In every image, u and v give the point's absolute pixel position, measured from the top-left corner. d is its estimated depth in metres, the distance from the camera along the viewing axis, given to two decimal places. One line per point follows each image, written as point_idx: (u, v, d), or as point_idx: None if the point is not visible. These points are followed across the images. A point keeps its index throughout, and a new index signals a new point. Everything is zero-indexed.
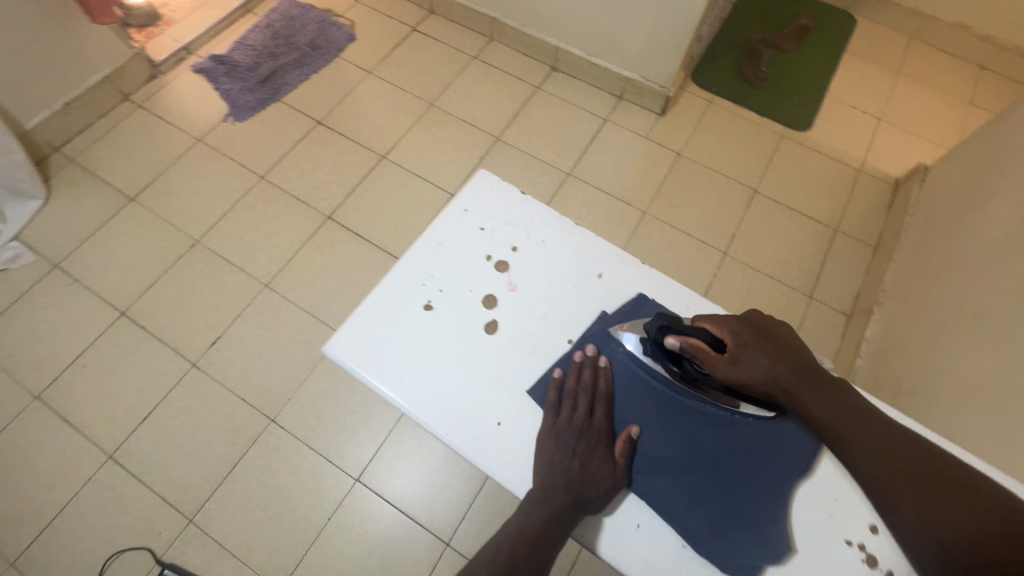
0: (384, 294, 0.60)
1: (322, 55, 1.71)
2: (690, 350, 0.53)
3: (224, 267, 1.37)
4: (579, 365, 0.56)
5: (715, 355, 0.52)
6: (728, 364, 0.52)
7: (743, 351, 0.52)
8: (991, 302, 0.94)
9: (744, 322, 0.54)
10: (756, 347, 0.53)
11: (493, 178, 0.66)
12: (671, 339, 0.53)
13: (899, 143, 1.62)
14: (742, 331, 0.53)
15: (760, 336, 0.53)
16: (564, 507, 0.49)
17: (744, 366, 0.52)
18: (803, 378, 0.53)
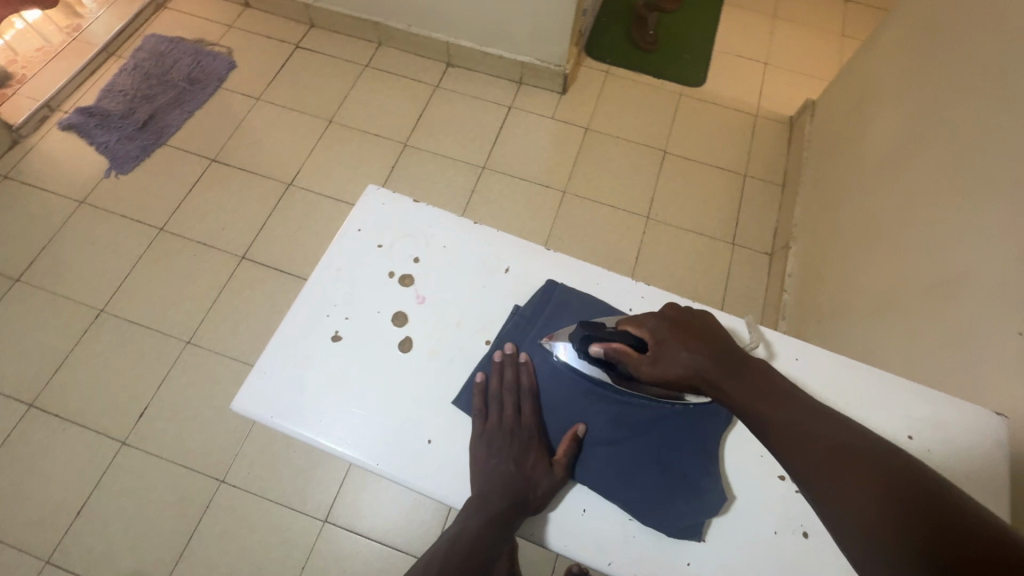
0: (288, 335, 0.56)
1: (203, 89, 1.60)
2: (614, 354, 0.51)
3: (138, 332, 1.28)
4: (500, 365, 0.55)
5: (637, 357, 0.50)
6: (649, 365, 0.49)
7: (663, 348, 0.50)
8: (883, 219, 1.00)
9: (662, 319, 0.52)
10: (674, 341, 0.50)
11: (382, 192, 0.64)
12: (594, 348, 0.52)
13: (786, 83, 1.71)
14: (660, 329, 0.51)
15: (680, 331, 0.51)
16: (503, 511, 0.48)
17: (665, 361, 0.49)
18: (724, 367, 0.48)
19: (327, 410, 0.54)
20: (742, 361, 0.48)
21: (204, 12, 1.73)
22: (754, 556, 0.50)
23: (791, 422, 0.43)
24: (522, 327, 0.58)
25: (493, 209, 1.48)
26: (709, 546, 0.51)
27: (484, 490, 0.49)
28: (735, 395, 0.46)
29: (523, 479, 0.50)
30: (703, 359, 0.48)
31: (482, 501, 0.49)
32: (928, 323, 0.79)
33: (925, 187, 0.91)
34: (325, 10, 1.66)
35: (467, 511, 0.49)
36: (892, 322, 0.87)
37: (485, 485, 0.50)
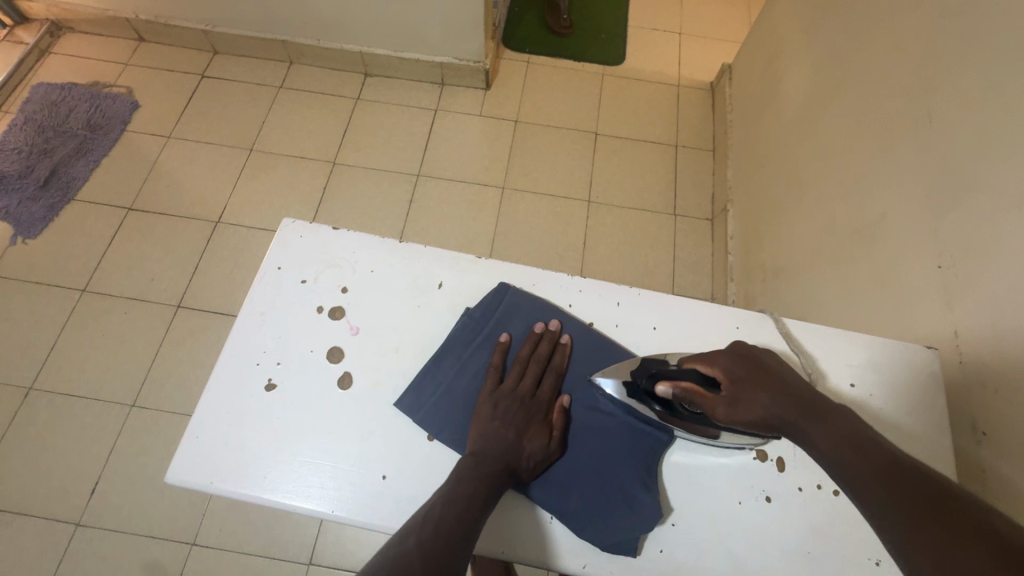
0: (218, 391, 0.53)
1: (107, 134, 1.50)
2: (683, 395, 0.50)
3: (75, 404, 1.19)
4: (537, 336, 0.57)
5: (711, 398, 0.49)
6: (728, 408, 0.48)
7: (740, 388, 0.49)
8: (806, 172, 1.04)
9: (737, 356, 0.51)
10: (753, 384, 0.48)
11: (298, 225, 0.61)
12: (662, 387, 0.51)
13: (702, 50, 1.74)
14: (734, 366, 0.50)
15: (757, 368, 0.50)
16: (495, 473, 0.48)
17: (744, 401, 0.48)
18: (796, 404, 0.46)
19: (275, 463, 0.51)
20: (819, 398, 0.46)
21: (95, 52, 1.62)
22: (723, 531, 0.51)
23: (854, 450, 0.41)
24: (469, 334, 0.57)
25: (435, 216, 1.45)
26: (678, 528, 0.51)
27: (459, 479, 0.48)
28: (813, 435, 0.44)
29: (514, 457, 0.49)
30: (780, 400, 0.47)
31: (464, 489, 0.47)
32: (859, 267, 0.82)
33: (839, 136, 0.94)
34: (227, 34, 1.58)
35: (433, 509, 0.45)
36: (827, 271, 0.90)
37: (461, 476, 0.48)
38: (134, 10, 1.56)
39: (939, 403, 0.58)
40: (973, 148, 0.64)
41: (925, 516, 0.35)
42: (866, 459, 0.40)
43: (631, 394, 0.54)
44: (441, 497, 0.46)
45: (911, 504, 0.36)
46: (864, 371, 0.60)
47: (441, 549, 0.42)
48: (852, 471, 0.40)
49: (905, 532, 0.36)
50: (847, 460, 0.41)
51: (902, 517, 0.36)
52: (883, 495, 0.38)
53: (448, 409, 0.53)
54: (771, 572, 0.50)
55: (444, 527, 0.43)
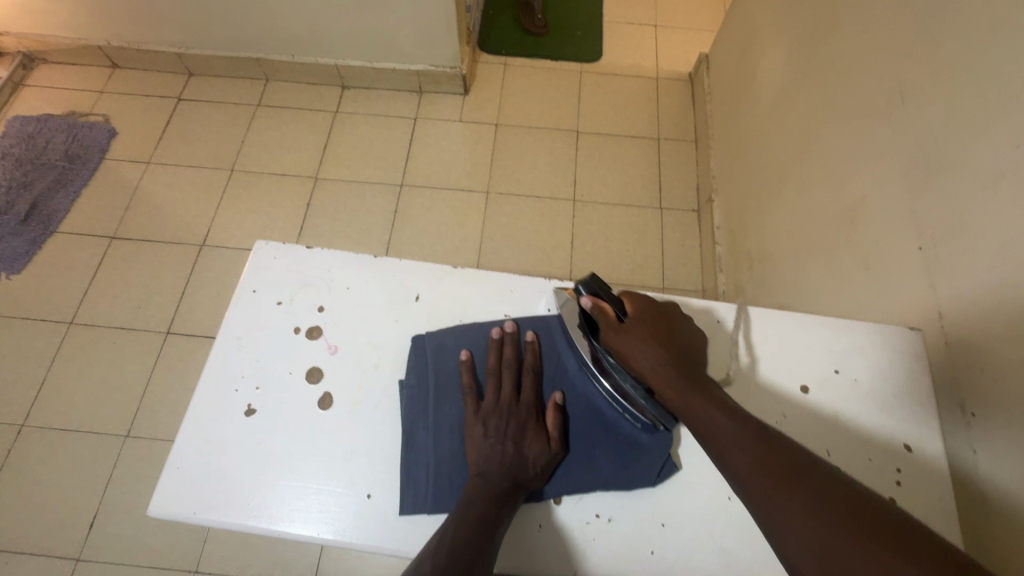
0: (197, 420, 0.52)
1: (85, 163, 1.49)
2: (596, 312, 0.54)
3: (69, 438, 1.18)
4: (497, 342, 0.56)
5: (611, 320, 0.53)
6: (617, 331, 0.52)
7: (637, 326, 0.52)
8: (785, 157, 1.03)
9: (654, 306, 0.55)
10: (650, 329, 0.52)
11: (273, 245, 0.60)
12: (584, 300, 0.55)
13: (679, 41, 1.74)
14: (644, 312, 0.54)
15: (662, 320, 0.53)
16: (504, 492, 0.47)
17: (634, 335, 0.51)
18: (679, 370, 0.49)
19: (258, 489, 0.50)
20: (702, 375, 0.50)
21: (69, 82, 1.61)
22: (719, 528, 0.50)
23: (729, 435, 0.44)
24: (438, 354, 0.55)
25: (421, 225, 1.44)
26: (673, 530, 0.50)
27: (466, 500, 0.47)
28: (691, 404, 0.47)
29: (511, 464, 0.49)
30: (664, 354, 0.50)
31: (473, 510, 0.46)
32: (842, 250, 0.81)
33: (816, 120, 0.93)
34: (201, 56, 1.57)
35: (447, 532, 0.44)
36: (811, 256, 0.90)
37: (467, 498, 0.47)
38: (107, 37, 1.56)
39: (924, 383, 0.58)
40: (945, 125, 0.64)
41: (791, 485, 0.40)
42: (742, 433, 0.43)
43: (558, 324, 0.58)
44: (450, 522, 0.45)
45: (782, 478, 0.40)
46: (846, 354, 0.60)
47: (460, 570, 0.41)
48: (728, 447, 0.43)
49: (773, 494, 0.40)
50: (722, 432, 0.44)
51: (775, 485, 0.40)
52: (764, 479, 0.41)
53: (442, 428, 0.53)
54: (768, 567, 0.49)
55: (457, 548, 0.43)
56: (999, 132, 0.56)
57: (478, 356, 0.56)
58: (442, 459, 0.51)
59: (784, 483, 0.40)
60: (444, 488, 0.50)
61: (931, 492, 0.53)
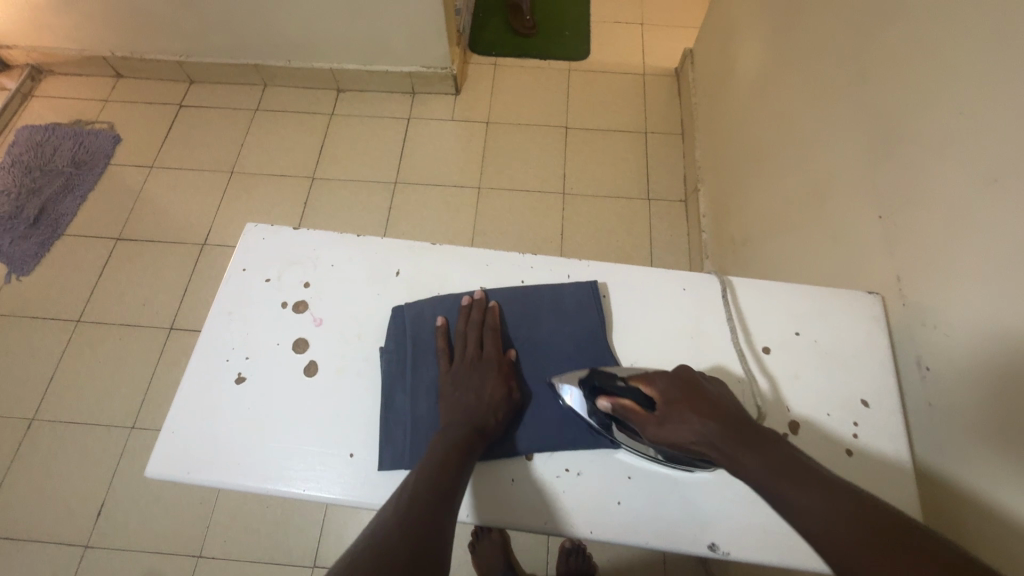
0: (191, 388, 0.56)
1: (91, 169, 1.54)
2: (622, 411, 0.50)
3: (77, 431, 1.22)
4: (466, 309, 0.59)
5: (644, 415, 0.49)
6: (656, 425, 0.48)
7: (671, 409, 0.47)
8: (763, 142, 1.06)
9: (676, 378, 0.50)
10: (683, 406, 0.47)
11: (261, 227, 0.64)
12: (602, 403, 0.51)
13: (665, 38, 1.78)
14: (669, 390, 0.49)
15: (690, 388, 0.49)
16: (463, 437, 0.50)
17: (673, 420, 0.47)
18: (734, 437, 0.44)
19: (248, 450, 0.53)
20: (755, 428, 0.45)
21: (76, 92, 1.67)
22: (681, 480, 0.53)
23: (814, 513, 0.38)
24: (415, 320, 0.59)
25: (415, 221, 1.48)
26: (637, 481, 0.53)
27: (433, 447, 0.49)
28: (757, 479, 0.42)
29: (472, 416, 0.52)
30: (712, 427, 0.45)
31: (437, 454, 0.48)
32: (813, 227, 0.84)
33: (789, 104, 0.96)
34: (201, 63, 1.63)
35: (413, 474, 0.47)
36: (787, 235, 0.92)
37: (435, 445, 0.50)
38: (110, 48, 1.61)
39: (882, 342, 0.61)
40: (900, 99, 0.67)
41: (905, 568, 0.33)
42: (811, 501, 0.39)
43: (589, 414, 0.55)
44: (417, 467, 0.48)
45: (861, 548, 0.35)
46: (806, 317, 0.62)
47: (423, 506, 0.43)
48: (807, 519, 0.38)
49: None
50: (794, 502, 0.39)
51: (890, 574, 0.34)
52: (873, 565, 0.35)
53: (419, 387, 0.56)
54: (730, 516, 0.52)
55: (419, 487, 0.45)
56: (947, 101, 0.59)
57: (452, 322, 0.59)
58: (418, 417, 0.54)
59: (862, 557, 0.35)
60: (419, 441, 0.53)
61: (889, 443, 0.55)
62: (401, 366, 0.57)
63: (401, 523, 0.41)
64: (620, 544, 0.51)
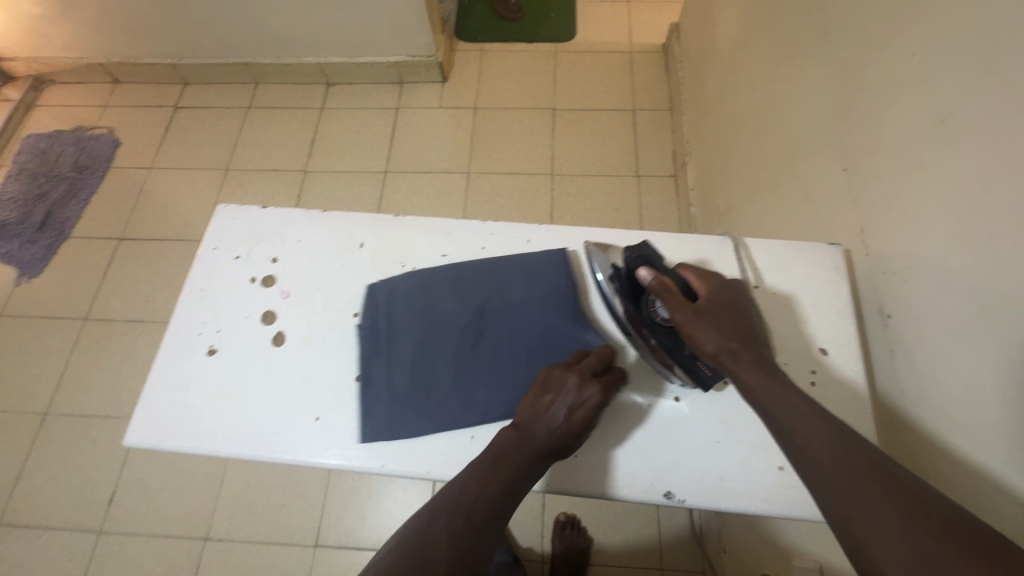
0: (165, 361, 0.58)
1: (93, 173, 1.59)
2: (660, 286, 0.52)
3: (88, 423, 1.27)
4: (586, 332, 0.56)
5: (682, 301, 0.50)
6: (691, 312, 0.49)
7: (712, 309, 0.50)
8: (742, 108, 1.05)
9: (729, 290, 0.53)
10: (726, 312, 0.50)
11: (230, 208, 0.66)
12: (643, 272, 0.53)
13: (651, 14, 1.76)
14: (718, 295, 0.52)
15: (736, 306, 0.52)
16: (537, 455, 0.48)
17: (708, 318, 0.49)
18: (753, 353, 0.47)
19: (219, 418, 0.55)
20: (774, 364, 0.48)
21: (77, 100, 1.72)
22: (644, 430, 0.54)
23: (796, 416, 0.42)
24: (388, 299, 0.60)
25: (406, 209, 1.50)
26: (601, 435, 0.54)
27: (496, 455, 0.48)
28: (757, 390, 0.45)
29: (553, 437, 0.48)
30: (738, 339, 0.48)
31: (502, 472, 0.47)
32: (788, 187, 0.83)
33: (764, 68, 0.95)
34: (193, 64, 1.66)
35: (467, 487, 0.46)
36: (765, 198, 0.92)
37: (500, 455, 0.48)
38: (106, 54, 1.66)
39: (841, 293, 0.61)
40: (860, 48, 0.66)
41: (869, 479, 0.37)
42: (823, 432, 0.41)
43: (613, 275, 0.57)
44: (473, 478, 0.47)
45: (862, 479, 0.37)
46: (765, 273, 0.63)
47: (472, 532, 0.43)
48: (810, 441, 0.40)
49: (852, 482, 0.37)
50: (800, 424, 0.42)
51: (854, 476, 0.38)
52: (843, 467, 0.38)
53: (396, 361, 0.58)
54: (686, 466, 0.52)
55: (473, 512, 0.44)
56: (900, 47, 0.59)
57: (422, 297, 0.60)
58: (394, 390, 0.56)
59: (853, 477, 0.38)
60: (396, 414, 0.54)
61: (845, 390, 0.56)
62: (382, 342, 0.58)
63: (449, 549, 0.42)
64: (583, 494, 0.52)
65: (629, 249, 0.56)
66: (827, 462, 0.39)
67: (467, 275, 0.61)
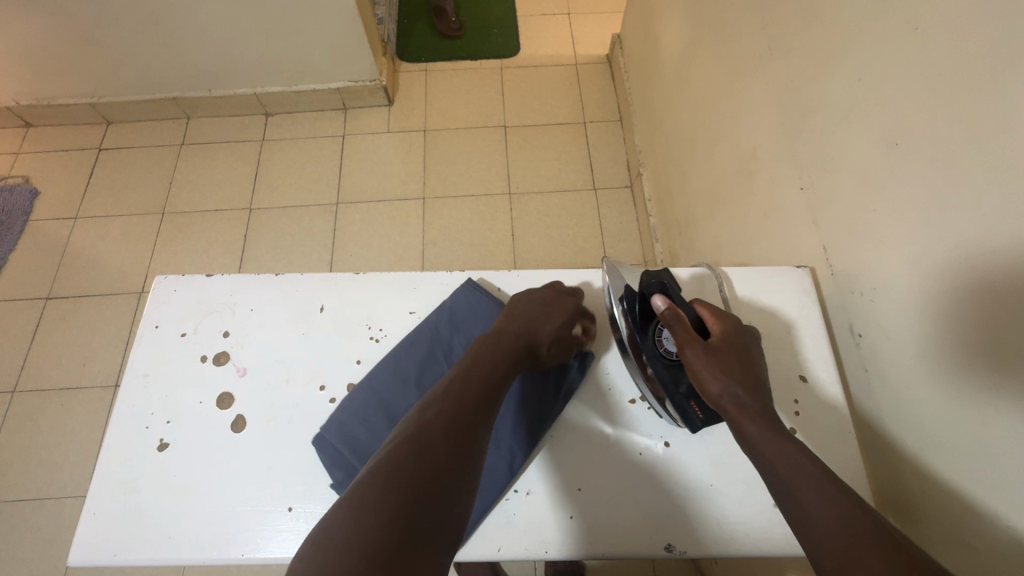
0: (110, 463, 0.52)
1: (9, 228, 1.44)
2: (674, 316, 0.51)
3: (26, 508, 1.15)
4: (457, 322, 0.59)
5: (692, 337, 0.50)
6: (700, 350, 0.49)
7: (723, 350, 0.49)
8: (692, 119, 1.07)
9: (741, 333, 0.52)
10: (735, 355, 0.49)
11: (170, 280, 0.61)
12: (659, 300, 0.52)
13: (592, 25, 1.77)
14: (730, 337, 0.51)
15: (747, 351, 0.51)
16: (517, 352, 0.53)
17: (717, 360, 0.49)
18: (760, 403, 0.46)
19: (177, 520, 0.50)
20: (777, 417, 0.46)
21: None
22: (633, 485, 0.53)
23: (800, 474, 0.41)
24: (363, 380, 0.55)
25: (362, 241, 1.44)
26: (588, 490, 0.53)
27: (477, 354, 0.52)
28: (760, 442, 0.44)
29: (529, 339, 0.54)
30: (743, 385, 0.47)
31: (483, 369, 0.50)
32: (746, 203, 0.85)
33: (710, 82, 0.97)
34: (115, 102, 1.54)
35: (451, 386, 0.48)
36: (724, 213, 0.94)
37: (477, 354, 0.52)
38: (13, 97, 1.51)
39: (812, 315, 0.63)
40: (806, 69, 0.68)
41: (876, 546, 0.36)
42: (828, 492, 0.40)
43: (624, 296, 0.55)
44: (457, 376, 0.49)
45: (867, 546, 0.36)
46: (739, 302, 0.65)
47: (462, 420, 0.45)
48: (814, 502, 0.40)
49: (859, 550, 0.36)
50: (806, 483, 0.41)
51: (861, 543, 0.37)
52: (849, 534, 0.37)
53: (366, 460, 0.51)
54: (682, 513, 0.51)
55: (464, 402, 0.46)
56: (844, 71, 0.60)
57: (402, 365, 0.56)
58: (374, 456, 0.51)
59: (862, 543, 0.37)
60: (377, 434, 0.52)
61: (826, 416, 0.58)
62: (338, 446, 0.51)
63: (442, 439, 0.43)
64: (573, 557, 0.51)
65: (648, 271, 0.56)
66: (827, 522, 0.39)
67: (447, 335, 0.58)
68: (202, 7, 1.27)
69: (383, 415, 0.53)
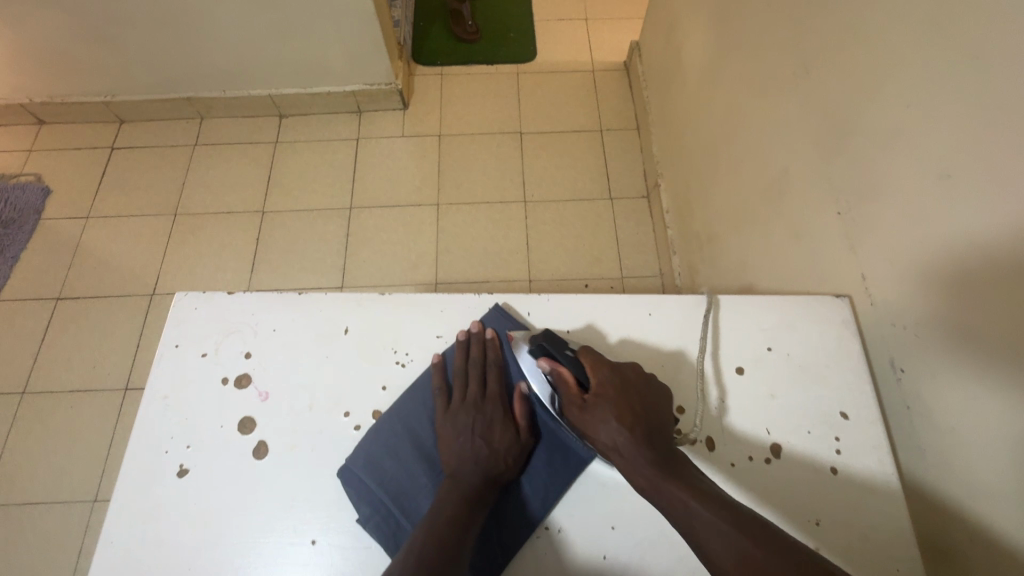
0: (128, 489, 0.51)
1: (20, 226, 1.43)
2: (557, 378, 0.54)
3: (34, 512, 1.14)
4: (463, 375, 0.56)
5: (572, 395, 0.53)
6: (578, 410, 0.52)
7: (597, 401, 0.51)
8: (716, 134, 1.05)
9: (617, 373, 0.53)
10: (609, 401, 0.51)
11: (191, 297, 0.59)
12: (542, 364, 0.55)
13: (610, 31, 1.75)
14: (607, 381, 0.52)
15: (629, 390, 0.52)
16: (472, 487, 0.49)
17: (592, 413, 0.51)
18: (643, 447, 0.48)
19: (197, 554, 0.48)
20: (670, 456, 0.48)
21: None
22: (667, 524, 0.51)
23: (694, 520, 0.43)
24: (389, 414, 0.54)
25: (375, 247, 1.43)
26: (625, 529, 0.50)
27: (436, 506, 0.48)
28: (652, 488, 0.47)
29: (477, 469, 0.51)
30: (623, 431, 0.49)
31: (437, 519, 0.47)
32: (774, 224, 0.83)
33: (737, 97, 0.95)
34: (128, 101, 1.53)
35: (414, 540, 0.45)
36: (750, 233, 0.92)
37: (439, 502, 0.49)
38: (27, 94, 1.50)
39: (851, 349, 0.61)
40: (846, 91, 0.65)
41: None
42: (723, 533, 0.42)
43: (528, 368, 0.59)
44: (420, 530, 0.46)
45: None
46: (775, 335, 0.63)
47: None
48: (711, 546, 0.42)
49: None
50: (698, 528, 0.43)
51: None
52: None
53: (397, 495, 0.51)
54: None
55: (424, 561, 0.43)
56: (889, 96, 0.58)
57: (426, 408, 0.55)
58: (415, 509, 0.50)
59: None
60: (411, 472, 0.52)
61: (864, 455, 0.56)
62: (368, 481, 0.50)
63: None
64: None
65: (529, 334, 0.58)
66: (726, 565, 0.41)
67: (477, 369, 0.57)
68: (219, 8, 1.26)
69: (414, 448, 0.53)
